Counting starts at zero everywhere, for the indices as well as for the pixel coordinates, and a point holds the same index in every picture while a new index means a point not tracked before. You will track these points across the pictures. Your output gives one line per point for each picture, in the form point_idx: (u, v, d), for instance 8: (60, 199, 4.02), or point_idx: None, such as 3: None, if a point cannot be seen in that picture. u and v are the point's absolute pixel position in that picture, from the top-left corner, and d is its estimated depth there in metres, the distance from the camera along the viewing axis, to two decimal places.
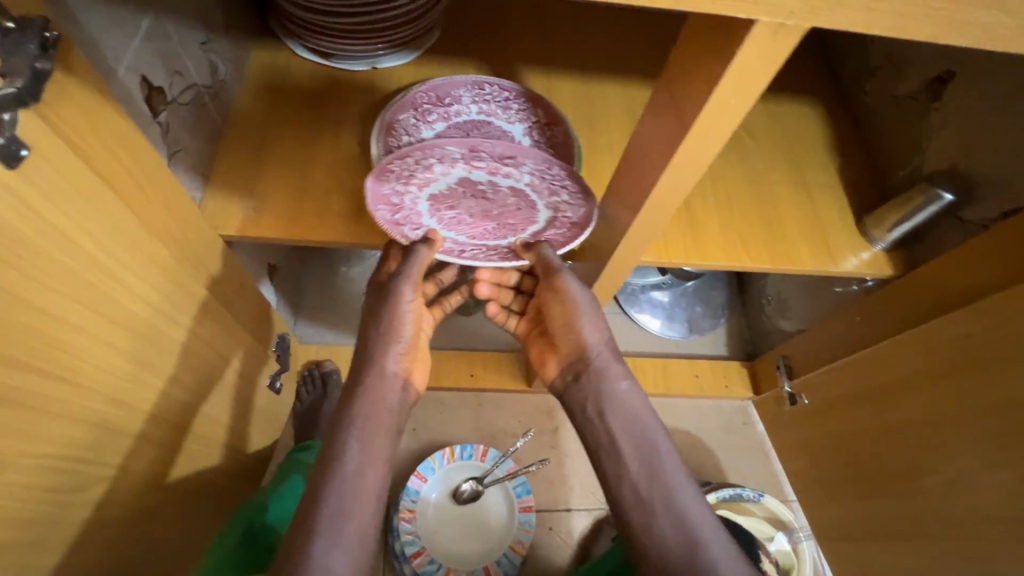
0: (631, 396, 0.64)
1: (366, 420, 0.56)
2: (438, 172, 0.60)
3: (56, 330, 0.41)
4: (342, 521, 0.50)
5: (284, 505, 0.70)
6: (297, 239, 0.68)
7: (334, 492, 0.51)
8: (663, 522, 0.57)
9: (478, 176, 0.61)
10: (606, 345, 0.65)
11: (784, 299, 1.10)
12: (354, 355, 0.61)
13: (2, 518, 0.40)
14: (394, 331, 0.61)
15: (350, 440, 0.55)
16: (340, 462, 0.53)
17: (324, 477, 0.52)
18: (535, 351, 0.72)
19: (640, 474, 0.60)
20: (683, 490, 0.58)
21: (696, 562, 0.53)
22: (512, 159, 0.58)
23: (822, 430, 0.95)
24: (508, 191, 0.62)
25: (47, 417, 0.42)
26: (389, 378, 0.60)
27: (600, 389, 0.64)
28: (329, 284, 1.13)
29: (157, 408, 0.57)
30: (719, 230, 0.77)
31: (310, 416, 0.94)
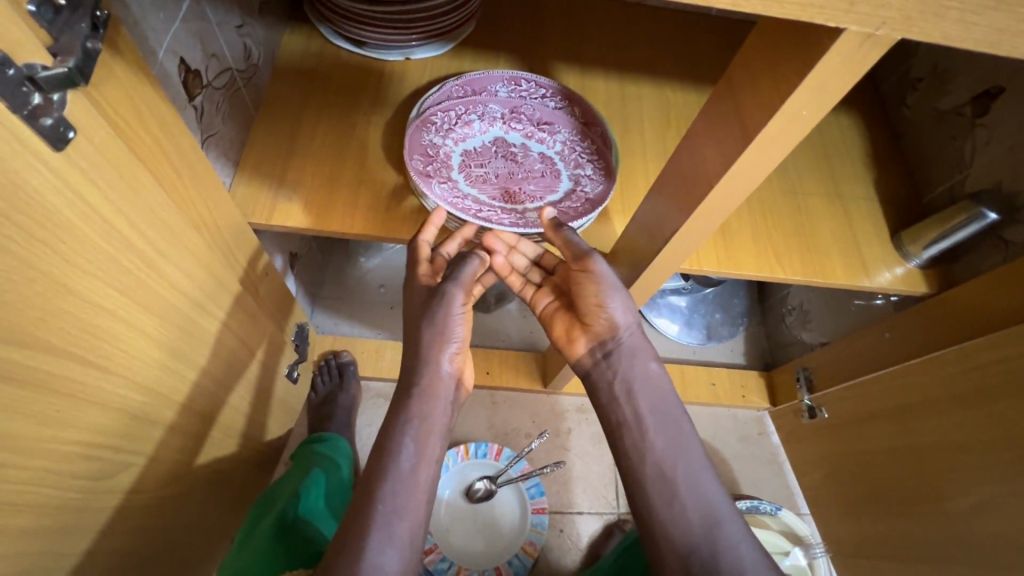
0: (659, 377, 0.61)
1: (422, 418, 0.55)
2: (476, 129, 0.69)
3: (92, 317, 0.40)
4: (398, 521, 0.50)
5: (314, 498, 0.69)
6: (325, 230, 0.67)
7: (388, 491, 0.51)
8: (686, 503, 0.55)
9: (513, 137, 0.70)
10: (637, 325, 0.61)
11: (807, 309, 1.08)
12: (405, 356, 0.59)
13: (29, 505, 0.39)
14: (448, 334, 0.57)
15: (404, 439, 0.54)
16: (393, 462, 0.52)
17: (376, 475, 0.51)
18: (560, 328, 0.66)
19: (664, 453, 0.58)
20: (706, 469, 0.57)
21: (715, 544, 0.53)
22: (549, 124, 0.70)
23: (842, 445, 0.94)
24: (537, 156, 0.69)
25: (81, 404, 0.42)
26: (442, 377, 0.58)
27: (629, 369, 0.61)
28: (348, 274, 1.13)
29: (184, 397, 0.56)
30: (751, 239, 0.75)
31: (326, 407, 0.94)
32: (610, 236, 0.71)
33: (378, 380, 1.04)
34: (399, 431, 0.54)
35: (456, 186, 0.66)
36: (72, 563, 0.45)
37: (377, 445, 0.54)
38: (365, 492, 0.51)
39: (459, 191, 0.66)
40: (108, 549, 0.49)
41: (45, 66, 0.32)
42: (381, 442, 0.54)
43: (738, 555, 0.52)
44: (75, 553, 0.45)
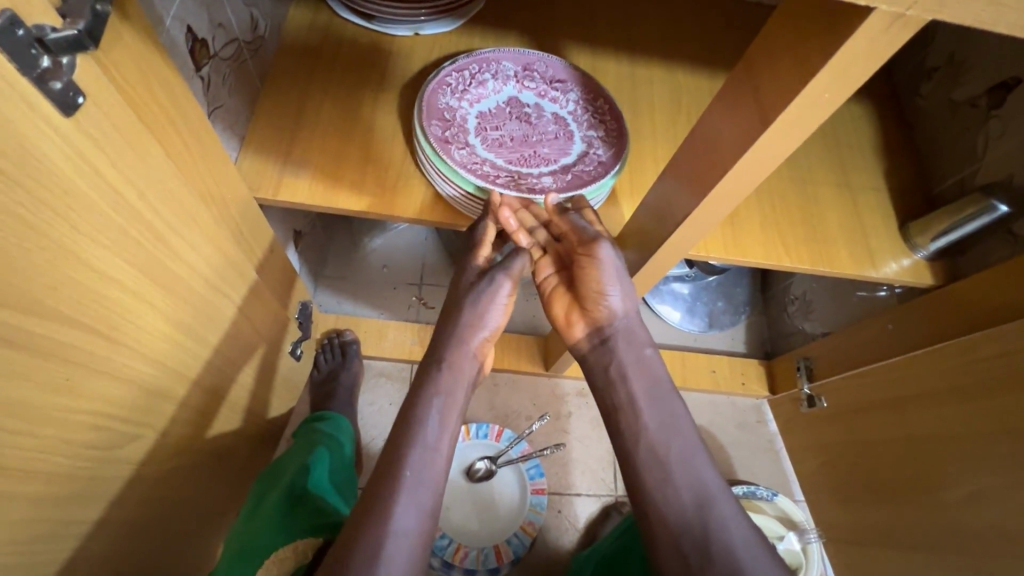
0: (653, 362, 0.61)
1: (443, 395, 0.55)
2: (490, 89, 0.68)
3: (101, 287, 0.40)
4: (424, 489, 0.49)
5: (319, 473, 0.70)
6: (333, 207, 0.66)
7: (416, 461, 0.50)
8: (678, 483, 0.55)
9: (526, 96, 0.69)
10: (635, 312, 0.62)
11: (810, 299, 1.09)
12: (433, 334, 0.59)
13: (40, 473, 0.39)
14: (484, 318, 0.59)
15: (429, 410, 0.53)
16: (420, 432, 0.52)
17: (399, 445, 0.51)
18: (559, 309, 0.66)
19: (657, 434, 0.58)
20: (699, 448, 0.57)
21: (705, 521, 0.53)
22: (561, 83, 0.70)
23: (839, 434, 0.95)
24: (550, 117, 0.68)
25: (91, 375, 0.42)
26: (465, 359, 0.58)
27: (628, 351, 0.61)
28: (351, 254, 1.13)
29: (193, 371, 0.56)
30: (760, 227, 0.75)
31: (329, 384, 0.94)
32: (619, 221, 0.70)
33: (381, 360, 1.04)
34: (424, 403, 0.54)
35: (474, 151, 0.64)
36: (82, 531, 0.46)
37: (400, 417, 0.53)
38: (386, 460, 0.50)
39: (477, 156, 0.64)
40: (118, 518, 0.50)
41: (54, 28, 0.31)
42: (402, 414, 0.53)
43: (729, 532, 0.52)
44: (85, 520, 0.46)
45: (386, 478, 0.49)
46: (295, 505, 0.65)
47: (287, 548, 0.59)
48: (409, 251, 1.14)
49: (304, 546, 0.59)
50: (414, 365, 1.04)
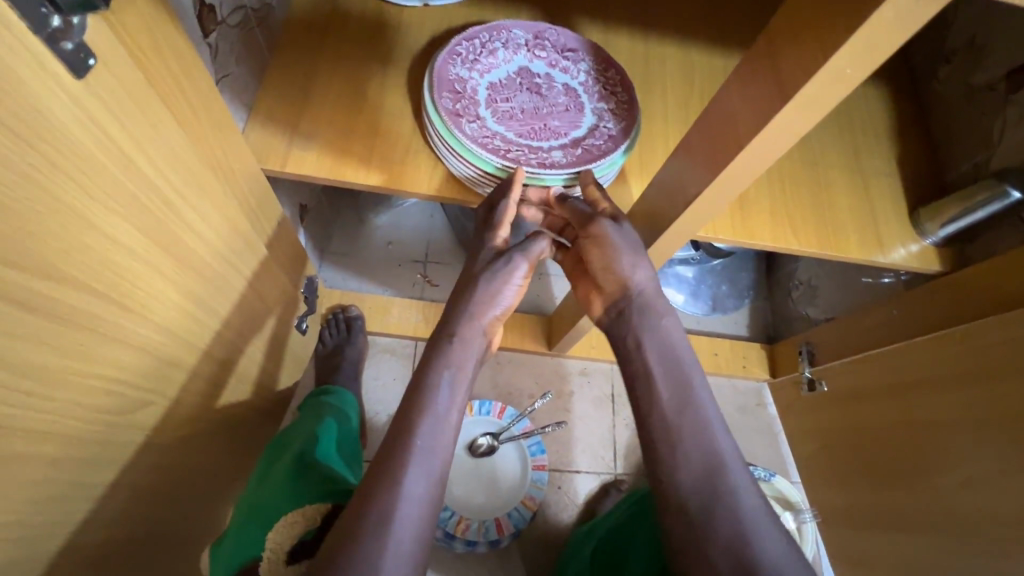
0: (674, 333, 0.61)
1: (453, 367, 0.55)
2: (500, 59, 0.67)
3: (113, 254, 0.40)
4: (435, 457, 0.50)
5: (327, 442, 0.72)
6: (340, 179, 0.66)
7: (427, 430, 0.51)
8: (690, 450, 0.55)
9: (537, 66, 0.68)
10: (652, 283, 0.61)
11: (815, 284, 1.09)
12: (445, 308, 0.60)
13: (54, 436, 0.40)
14: (498, 297, 0.59)
15: (439, 380, 0.54)
16: (430, 402, 0.52)
17: (409, 413, 0.52)
18: (580, 288, 0.68)
19: (671, 402, 0.58)
20: (714, 419, 0.57)
21: (716, 487, 0.53)
22: (572, 52, 0.69)
23: (839, 418, 0.96)
24: (561, 88, 0.67)
25: (104, 341, 0.42)
26: (476, 333, 0.58)
27: (643, 323, 0.61)
28: (357, 230, 1.12)
29: (201, 341, 0.57)
30: (769, 209, 0.74)
31: (334, 359, 0.95)
32: (627, 200, 0.70)
33: (385, 336, 1.05)
34: (435, 373, 0.54)
35: (485, 124, 0.63)
36: (96, 494, 0.47)
37: (411, 386, 0.54)
38: (395, 428, 0.51)
39: (488, 129, 0.63)
40: (130, 482, 0.51)
41: None
42: (414, 385, 0.54)
43: (739, 500, 0.52)
44: (97, 484, 0.46)
45: (397, 446, 0.49)
46: (302, 470, 0.66)
47: (293, 514, 0.59)
48: (414, 228, 1.14)
49: (311, 511, 0.60)
50: (418, 342, 1.05)
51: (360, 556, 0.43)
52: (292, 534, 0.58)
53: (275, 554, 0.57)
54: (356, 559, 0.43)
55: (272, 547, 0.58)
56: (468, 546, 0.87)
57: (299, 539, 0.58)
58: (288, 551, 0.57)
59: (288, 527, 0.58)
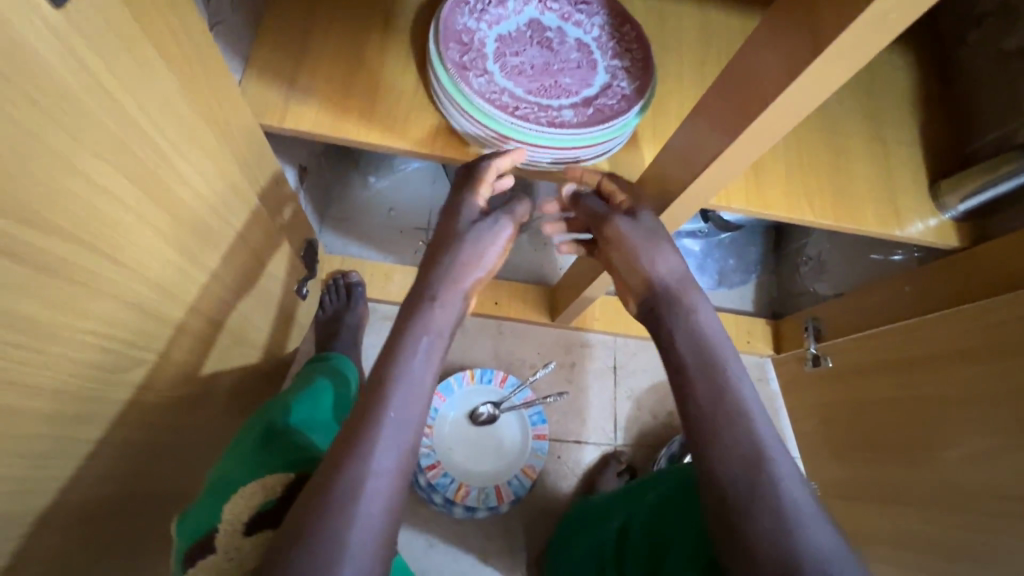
0: (708, 324, 0.56)
1: (428, 331, 0.52)
2: (510, 10, 0.64)
3: (101, 204, 0.38)
4: (407, 427, 0.47)
5: (299, 412, 0.68)
6: (338, 136, 0.63)
7: (398, 398, 0.47)
8: (727, 442, 0.49)
9: (548, 19, 0.64)
10: (677, 273, 0.59)
11: (824, 260, 1.07)
12: (422, 272, 0.57)
13: (43, 391, 0.39)
14: (480, 259, 0.58)
15: (412, 344, 0.51)
16: (402, 368, 0.49)
17: (381, 380, 0.48)
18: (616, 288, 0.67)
19: (705, 393, 0.52)
20: (755, 407, 0.51)
21: (758, 481, 0.46)
22: (586, 5, 0.65)
23: (841, 394, 0.95)
24: (573, 44, 0.64)
25: (93, 295, 0.41)
26: (454, 297, 0.56)
27: (672, 314, 0.57)
28: (358, 194, 1.10)
29: (192, 299, 0.55)
30: (784, 178, 0.72)
31: (333, 324, 0.94)
32: (640, 165, 0.68)
33: (386, 303, 1.04)
34: (408, 338, 0.51)
35: (492, 79, 0.60)
36: (87, 451, 0.46)
37: (383, 352, 0.51)
38: (366, 395, 0.48)
39: (495, 85, 0.60)
40: (121, 439, 0.50)
41: None
42: (385, 351, 0.51)
43: (787, 493, 0.46)
44: (87, 442, 0.46)
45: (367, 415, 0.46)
46: (269, 439, 0.61)
47: (253, 483, 0.52)
48: (416, 194, 1.11)
49: (273, 481, 0.53)
50: None
51: (321, 532, 0.40)
52: (251, 505, 0.51)
53: (232, 525, 0.50)
54: (318, 538, 0.39)
55: (228, 518, 0.50)
56: (467, 511, 0.87)
57: (259, 508, 0.51)
58: (246, 522, 0.50)
59: (248, 496, 0.51)
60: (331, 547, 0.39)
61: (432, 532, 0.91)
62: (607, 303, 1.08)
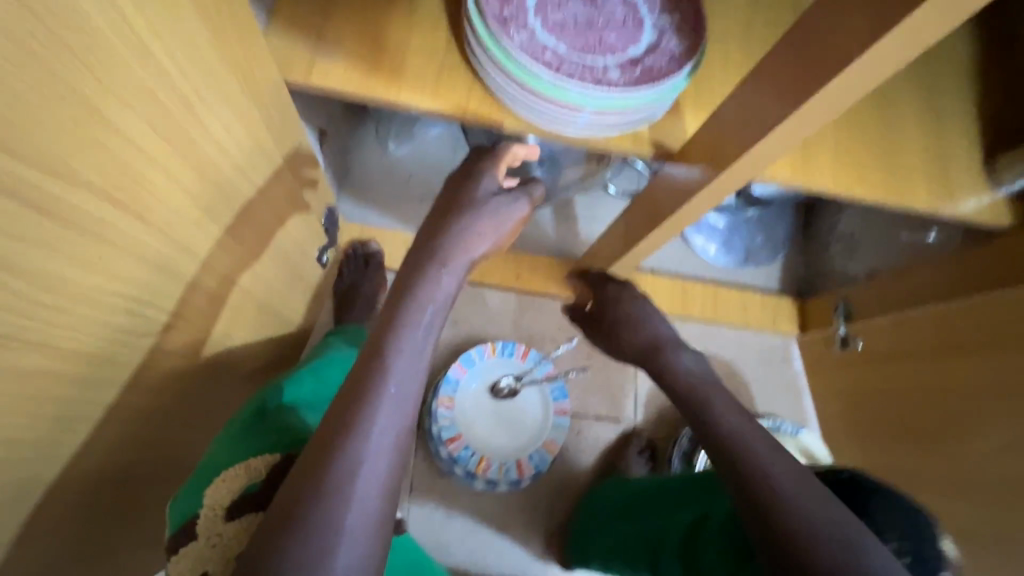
0: (695, 367, 0.63)
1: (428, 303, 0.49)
2: None
3: (128, 156, 0.36)
4: (404, 401, 0.42)
5: (302, 390, 0.62)
6: (366, 94, 0.60)
7: (398, 369, 0.43)
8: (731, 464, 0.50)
9: None
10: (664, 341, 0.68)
11: (855, 239, 1.04)
12: (427, 241, 0.55)
13: (69, 353, 0.37)
14: (489, 231, 0.57)
15: (412, 315, 0.47)
16: (404, 339, 0.45)
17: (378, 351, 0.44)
18: None
19: (701, 427, 0.56)
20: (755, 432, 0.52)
21: (761, 495, 0.47)
22: None
23: (869, 376, 0.93)
24: None
25: (120, 254, 0.38)
26: (460, 269, 0.54)
27: (665, 363, 0.65)
28: (376, 161, 1.06)
29: (217, 263, 0.53)
30: (832, 149, 0.68)
31: (351, 293, 0.92)
32: (682, 134, 0.65)
33: None
34: (408, 310, 0.48)
35: (534, 35, 0.56)
36: (112, 416, 0.44)
37: (379, 323, 0.47)
38: (361, 365, 0.44)
39: (537, 41, 0.56)
40: (145, 405, 0.49)
41: None
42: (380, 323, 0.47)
43: (795, 504, 0.46)
44: (113, 407, 0.44)
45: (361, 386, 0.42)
46: (260, 415, 0.56)
47: (236, 466, 0.49)
48: (436, 161, 1.08)
49: (257, 464, 0.49)
50: None
51: (313, 510, 0.36)
52: (234, 488, 0.47)
53: (212, 509, 0.46)
54: (315, 522, 0.36)
55: (210, 502, 0.47)
56: (488, 485, 0.86)
57: (242, 492, 0.47)
58: (228, 507, 0.46)
59: (229, 480, 0.48)
60: (324, 530, 0.36)
61: (448, 505, 0.91)
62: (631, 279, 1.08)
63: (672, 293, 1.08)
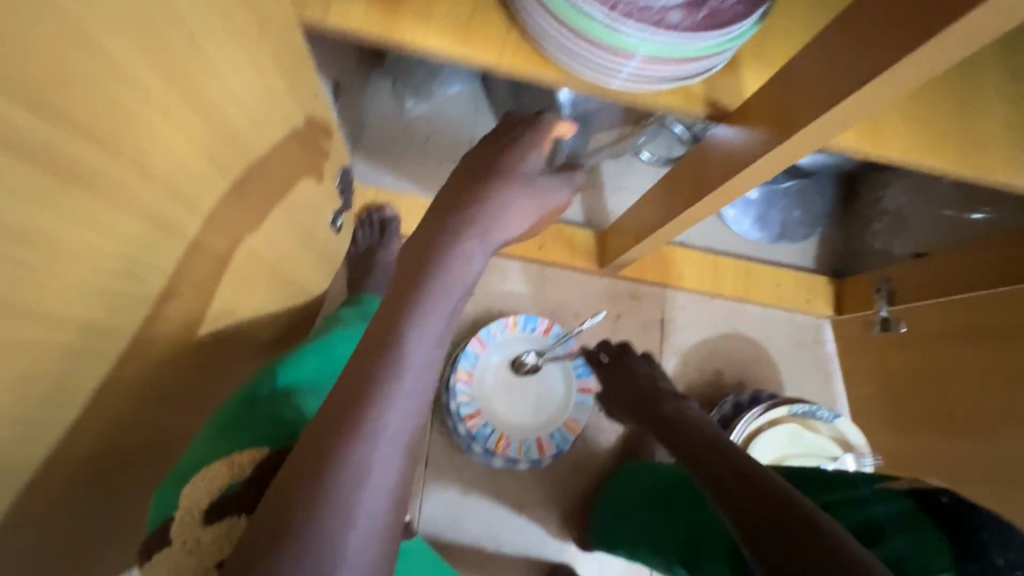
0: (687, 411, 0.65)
1: (443, 294, 0.37)
2: None
3: (117, 90, 0.30)
4: (409, 424, 0.33)
5: (301, 370, 0.57)
6: (388, 36, 0.53)
7: (403, 382, 0.33)
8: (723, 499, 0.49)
9: None
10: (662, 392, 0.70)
11: (906, 216, 0.97)
12: (455, 197, 0.43)
13: (57, 320, 0.32)
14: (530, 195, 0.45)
15: (422, 309, 0.36)
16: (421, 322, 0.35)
17: (379, 353, 0.33)
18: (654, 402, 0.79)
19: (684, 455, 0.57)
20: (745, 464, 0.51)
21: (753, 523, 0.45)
22: None
23: (910, 362, 0.88)
24: None
25: (116, 208, 0.33)
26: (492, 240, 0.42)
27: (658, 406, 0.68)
28: (391, 119, 0.99)
29: (225, 223, 0.48)
30: (908, 111, 0.61)
31: (366, 261, 0.87)
32: (740, 91, 0.58)
33: None
34: (418, 303, 0.36)
35: None
36: (107, 391, 0.40)
37: (387, 305, 0.37)
38: (356, 369, 0.33)
39: None
40: (143, 379, 0.44)
41: None
42: (382, 312, 0.36)
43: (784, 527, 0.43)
44: (107, 380, 0.39)
45: (354, 399, 0.32)
46: (252, 403, 0.52)
47: (218, 462, 0.44)
48: (455, 120, 1.00)
49: (241, 460, 0.44)
50: None
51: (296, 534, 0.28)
52: (215, 488, 0.42)
53: (190, 512, 0.41)
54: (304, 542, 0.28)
55: (187, 503, 0.42)
56: (508, 463, 0.84)
57: (223, 492, 0.42)
58: (206, 509, 0.41)
59: (208, 479, 0.43)
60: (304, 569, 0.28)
61: (464, 481, 0.88)
62: (660, 254, 1.02)
63: (702, 269, 1.02)
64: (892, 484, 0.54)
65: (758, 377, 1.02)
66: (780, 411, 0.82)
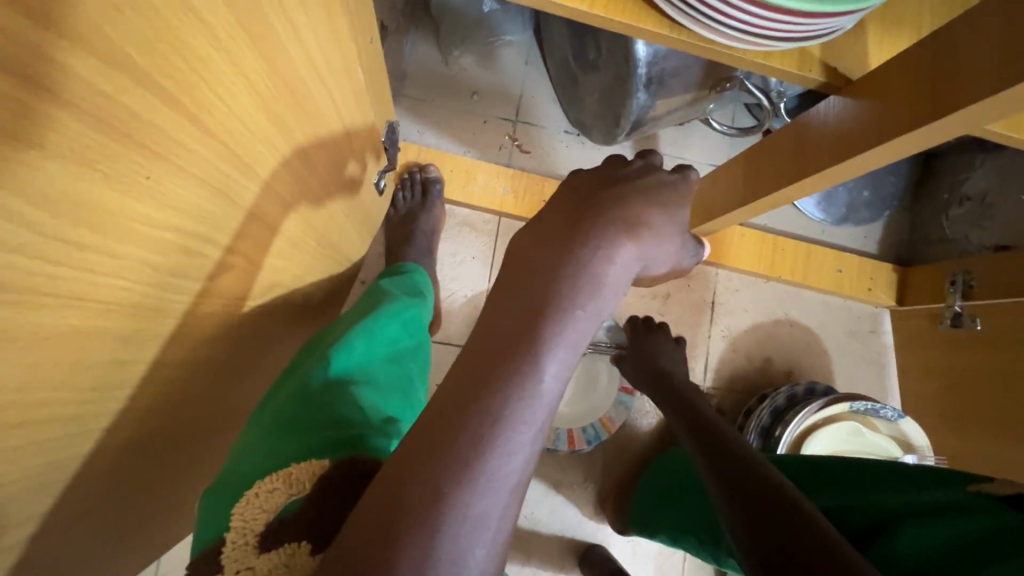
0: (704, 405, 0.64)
1: (578, 324, 0.30)
2: None
3: (180, 25, 0.24)
4: (519, 485, 0.27)
5: (352, 358, 0.51)
6: None
7: (520, 437, 0.27)
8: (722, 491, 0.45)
9: None
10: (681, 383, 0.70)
11: (992, 203, 0.86)
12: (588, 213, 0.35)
13: (110, 305, 0.27)
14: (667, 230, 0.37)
15: (553, 343, 0.29)
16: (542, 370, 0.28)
17: (493, 391, 0.27)
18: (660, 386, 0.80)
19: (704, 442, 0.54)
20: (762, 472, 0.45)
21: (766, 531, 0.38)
22: None
23: (982, 362, 0.81)
24: None
25: (174, 173, 0.27)
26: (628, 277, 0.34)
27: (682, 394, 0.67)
28: (437, 69, 0.91)
29: (279, 187, 0.42)
30: None
31: (408, 226, 0.81)
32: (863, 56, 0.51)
33: (464, 207, 0.90)
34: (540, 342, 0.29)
35: None
36: (155, 375, 0.35)
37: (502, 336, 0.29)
38: (462, 401, 0.27)
39: None
40: (190, 361, 0.40)
41: None
42: (497, 332, 0.29)
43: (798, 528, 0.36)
44: (155, 364, 0.35)
45: (457, 448, 0.26)
46: (307, 401, 0.48)
47: (273, 477, 0.40)
48: (505, 74, 0.92)
49: (299, 474, 0.40)
50: (501, 219, 0.91)
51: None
52: (270, 508, 0.39)
53: (244, 534, 0.37)
54: None
55: (239, 522, 0.38)
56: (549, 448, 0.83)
57: (280, 513, 0.38)
58: (261, 533, 0.37)
59: (267, 497, 0.39)
60: None
61: None
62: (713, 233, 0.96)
63: (760, 249, 0.96)
64: (989, 488, 0.43)
65: (808, 367, 0.98)
66: (840, 409, 0.78)
